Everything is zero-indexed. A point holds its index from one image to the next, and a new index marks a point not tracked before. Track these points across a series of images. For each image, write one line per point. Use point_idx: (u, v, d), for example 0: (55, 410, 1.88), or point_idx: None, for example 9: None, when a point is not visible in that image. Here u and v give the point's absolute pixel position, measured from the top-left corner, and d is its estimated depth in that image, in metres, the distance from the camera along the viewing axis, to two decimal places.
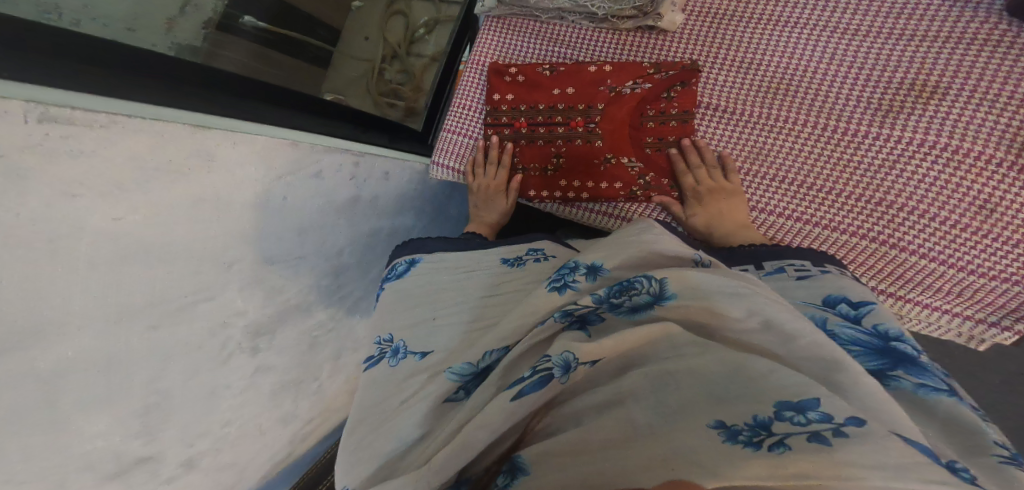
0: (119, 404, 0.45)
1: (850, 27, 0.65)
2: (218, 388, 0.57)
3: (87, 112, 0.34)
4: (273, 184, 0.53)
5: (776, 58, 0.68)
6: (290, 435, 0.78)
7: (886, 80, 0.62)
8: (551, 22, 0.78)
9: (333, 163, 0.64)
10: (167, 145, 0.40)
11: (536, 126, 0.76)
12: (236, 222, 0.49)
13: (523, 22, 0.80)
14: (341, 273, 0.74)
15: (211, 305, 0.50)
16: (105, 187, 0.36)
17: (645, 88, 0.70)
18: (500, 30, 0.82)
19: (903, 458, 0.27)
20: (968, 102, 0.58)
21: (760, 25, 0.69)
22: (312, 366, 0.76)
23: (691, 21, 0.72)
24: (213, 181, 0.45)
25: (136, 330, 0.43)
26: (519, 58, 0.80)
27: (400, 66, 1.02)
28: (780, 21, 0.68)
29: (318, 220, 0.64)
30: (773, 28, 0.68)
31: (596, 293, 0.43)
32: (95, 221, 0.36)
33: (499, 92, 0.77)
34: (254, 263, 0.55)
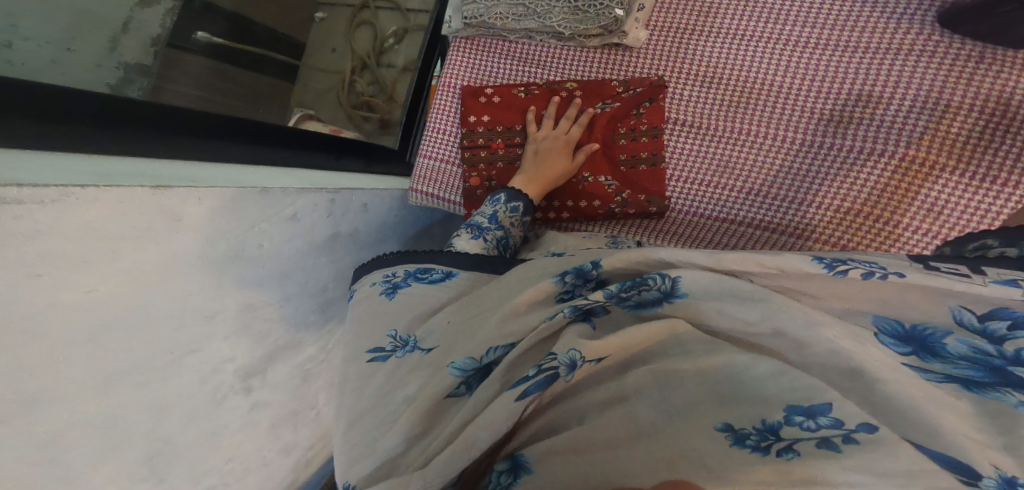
0: (119, 458, 0.47)
1: (801, 38, 0.66)
2: (217, 428, 0.59)
3: (36, 189, 0.33)
4: (248, 233, 0.52)
5: (733, 72, 0.69)
6: (291, 462, 0.82)
7: (836, 90, 0.64)
8: (519, 41, 0.79)
9: (310, 203, 0.62)
10: (131, 209, 0.39)
11: (514, 146, 0.79)
12: (213, 276, 0.49)
13: (492, 42, 0.81)
14: (327, 306, 0.73)
15: (200, 356, 0.51)
16: (71, 264, 0.36)
17: (615, 107, 0.73)
18: (468, 49, 0.82)
19: (913, 465, 0.26)
20: (908, 110, 0.60)
21: (717, 40, 0.70)
22: (309, 397, 0.76)
23: (654, 36, 0.73)
24: (184, 239, 0.44)
25: (126, 389, 0.44)
26: (490, 80, 0.82)
27: (371, 77, 1.04)
28: (739, 33, 0.69)
29: (299, 262, 0.63)
30: (732, 41, 0.69)
31: (608, 289, 0.42)
32: (64, 296, 0.36)
33: (475, 113, 0.79)
34: (238, 311, 0.54)
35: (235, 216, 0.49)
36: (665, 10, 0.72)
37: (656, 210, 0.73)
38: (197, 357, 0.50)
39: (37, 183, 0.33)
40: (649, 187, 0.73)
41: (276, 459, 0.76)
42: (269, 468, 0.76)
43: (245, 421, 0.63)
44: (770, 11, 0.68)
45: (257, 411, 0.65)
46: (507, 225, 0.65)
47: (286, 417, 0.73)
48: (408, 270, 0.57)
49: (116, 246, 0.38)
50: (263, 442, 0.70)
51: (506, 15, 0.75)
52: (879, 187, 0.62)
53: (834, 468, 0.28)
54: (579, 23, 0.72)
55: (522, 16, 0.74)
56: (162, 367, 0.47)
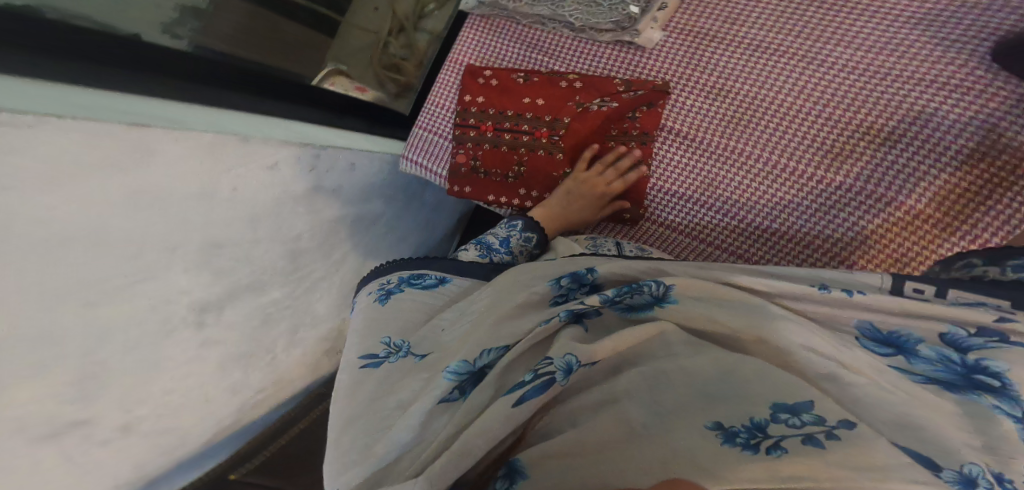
0: (53, 377, 0.47)
1: (824, 60, 0.63)
2: (161, 360, 0.59)
3: (16, 113, 0.34)
4: (222, 176, 0.53)
5: (741, 87, 0.67)
6: (240, 403, 0.79)
7: (846, 121, 0.61)
8: (531, 26, 0.79)
9: (292, 156, 0.63)
10: (106, 142, 0.41)
11: (502, 131, 0.77)
12: (179, 208, 0.50)
13: (505, 24, 0.81)
14: (300, 255, 0.73)
15: (154, 284, 0.52)
16: (44, 184, 0.37)
17: (612, 107, 0.71)
18: (481, 27, 0.82)
19: (884, 461, 0.28)
20: (916, 150, 0.57)
21: (734, 50, 0.68)
22: (265, 341, 0.75)
23: (671, 37, 0.71)
24: (156, 174, 0.46)
25: (73, 308, 0.45)
26: (501, 63, 0.81)
27: (406, 41, 1.02)
28: (758, 47, 0.66)
29: (273, 208, 0.63)
30: (748, 54, 0.67)
31: (603, 293, 0.44)
32: (32, 211, 0.37)
33: (470, 92, 0.79)
34: (203, 246, 0.55)
35: (210, 160, 0.51)
36: (688, 14, 0.70)
37: (628, 216, 0.74)
38: (149, 285, 0.51)
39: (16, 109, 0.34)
40: (628, 193, 0.72)
41: (220, 400, 0.74)
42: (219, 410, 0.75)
43: (193, 355, 0.63)
44: (797, 27, 0.65)
45: (207, 348, 0.64)
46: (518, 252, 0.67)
47: (238, 358, 0.71)
48: (402, 277, 0.60)
49: (90, 173, 0.40)
50: (210, 378, 0.68)
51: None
52: (860, 228, 0.60)
53: (819, 466, 0.29)
54: (592, 15, 0.72)
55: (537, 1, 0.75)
56: (113, 291, 0.48)
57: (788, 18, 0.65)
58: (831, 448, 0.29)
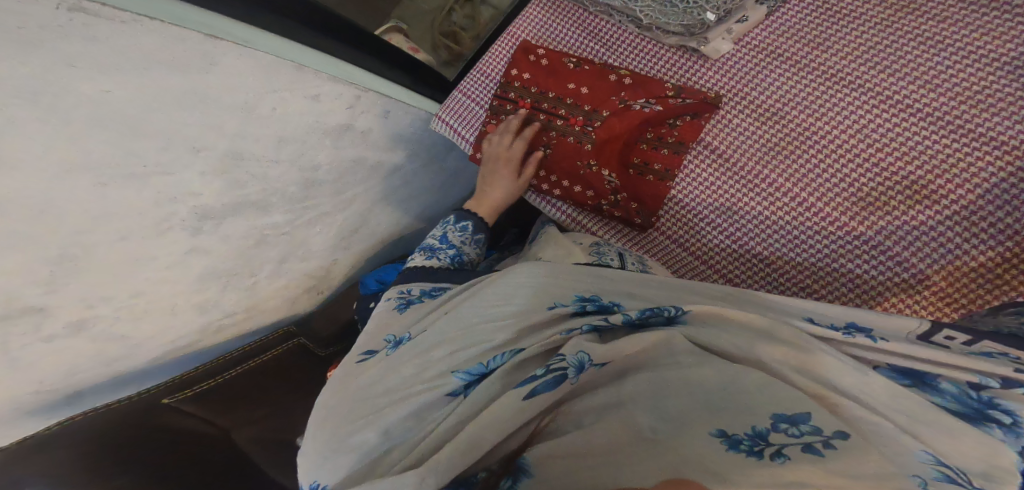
0: (33, 251, 0.48)
1: (897, 102, 0.58)
2: (143, 259, 0.59)
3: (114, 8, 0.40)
4: (266, 95, 0.58)
5: (793, 115, 0.64)
6: (201, 325, 0.77)
7: (893, 172, 0.57)
8: (596, 16, 0.77)
9: (333, 92, 0.67)
10: (177, 43, 0.46)
11: (540, 111, 0.76)
12: (219, 119, 0.53)
13: (572, 9, 0.79)
14: (313, 186, 0.75)
15: (169, 179, 0.53)
16: (97, 65, 0.41)
17: (655, 110, 0.68)
18: (548, 8, 0.80)
19: (878, 467, 0.29)
20: (951, 213, 0.54)
21: (798, 72, 0.64)
22: (252, 261, 0.75)
23: (741, 50, 0.68)
24: (209, 80, 0.50)
25: (85, 183, 0.46)
26: (555, 45, 0.80)
27: (469, 12, 1.01)
28: (828, 76, 0.62)
29: (303, 135, 0.66)
30: (813, 81, 0.63)
31: (627, 313, 0.45)
32: (84, 87, 0.41)
33: (518, 68, 0.78)
34: (226, 155, 0.57)
35: (258, 78, 0.56)
36: (767, 31, 0.67)
37: (638, 222, 0.74)
38: (166, 180, 0.53)
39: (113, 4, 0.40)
40: (645, 199, 0.72)
41: (188, 316, 0.73)
42: (181, 326, 0.74)
43: (177, 261, 0.63)
44: (875, 57, 0.60)
45: (193, 255, 0.65)
46: (458, 243, 0.73)
47: (218, 275, 0.72)
48: (423, 289, 0.64)
49: (151, 66, 0.45)
50: (187, 288, 0.69)
51: None
52: (864, 280, 0.59)
53: (822, 474, 0.29)
54: (662, 14, 0.68)
55: None
56: (128, 175, 0.49)
57: (873, 47, 0.60)
58: (830, 456, 0.30)
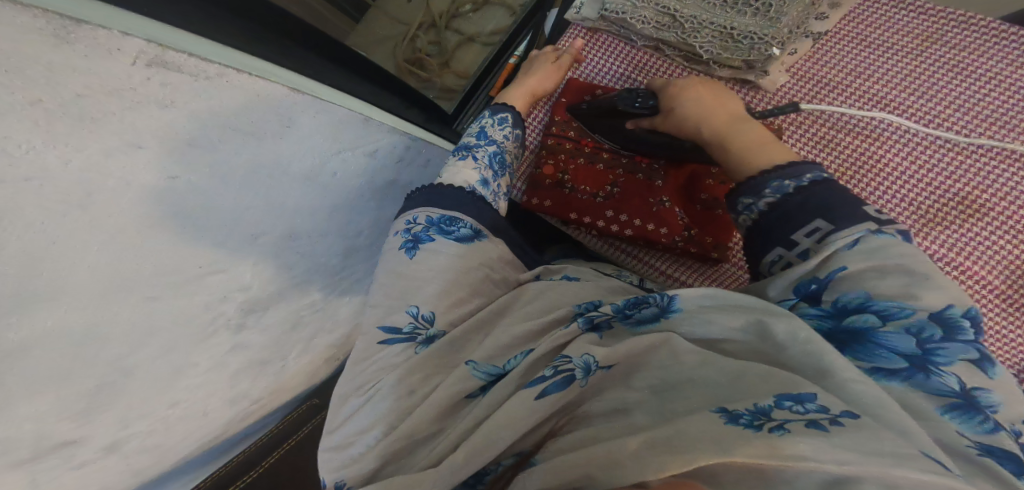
0: (74, 383, 0.46)
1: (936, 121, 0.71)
2: (185, 366, 0.60)
3: (195, 63, 0.38)
4: (331, 159, 0.62)
5: (856, 138, 0.73)
6: (229, 416, 0.78)
7: (946, 188, 0.69)
8: (643, 50, 0.85)
9: (390, 145, 0.74)
10: (261, 103, 0.46)
11: (602, 150, 0.82)
12: (288, 192, 0.58)
13: (615, 42, 0.86)
14: (350, 255, 0.83)
15: (221, 278, 0.56)
16: (171, 145, 0.40)
17: None
18: (590, 41, 0.88)
19: (898, 447, 0.28)
20: (1003, 224, 0.66)
21: (857, 103, 0.75)
22: (284, 345, 0.80)
23: (790, 81, 0.78)
24: (279, 146, 0.52)
25: (139, 301, 0.47)
26: (604, 79, 0.86)
27: (434, 37, 1.06)
28: (875, 102, 0.74)
29: (352, 203, 0.73)
30: (866, 107, 0.74)
31: (613, 302, 0.45)
32: (148, 178, 0.40)
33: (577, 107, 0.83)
34: (279, 238, 0.62)
35: (333, 138, 0.60)
36: (812, 61, 0.78)
37: (715, 255, 0.75)
38: (217, 279, 0.56)
39: (196, 55, 0.38)
40: (716, 231, 0.75)
41: (218, 411, 0.74)
42: (210, 416, 0.73)
43: (217, 361, 0.66)
44: (919, 91, 0.73)
45: (233, 353, 0.68)
46: (500, 139, 0.69)
47: (252, 367, 0.75)
48: (431, 219, 0.56)
49: (224, 135, 0.44)
50: (220, 387, 0.70)
51: (647, 21, 0.81)
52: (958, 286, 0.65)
53: (820, 445, 0.28)
54: (724, 50, 0.77)
55: (666, 26, 0.80)
56: (189, 282, 0.52)
57: (918, 87, 0.73)
58: (836, 432, 0.29)
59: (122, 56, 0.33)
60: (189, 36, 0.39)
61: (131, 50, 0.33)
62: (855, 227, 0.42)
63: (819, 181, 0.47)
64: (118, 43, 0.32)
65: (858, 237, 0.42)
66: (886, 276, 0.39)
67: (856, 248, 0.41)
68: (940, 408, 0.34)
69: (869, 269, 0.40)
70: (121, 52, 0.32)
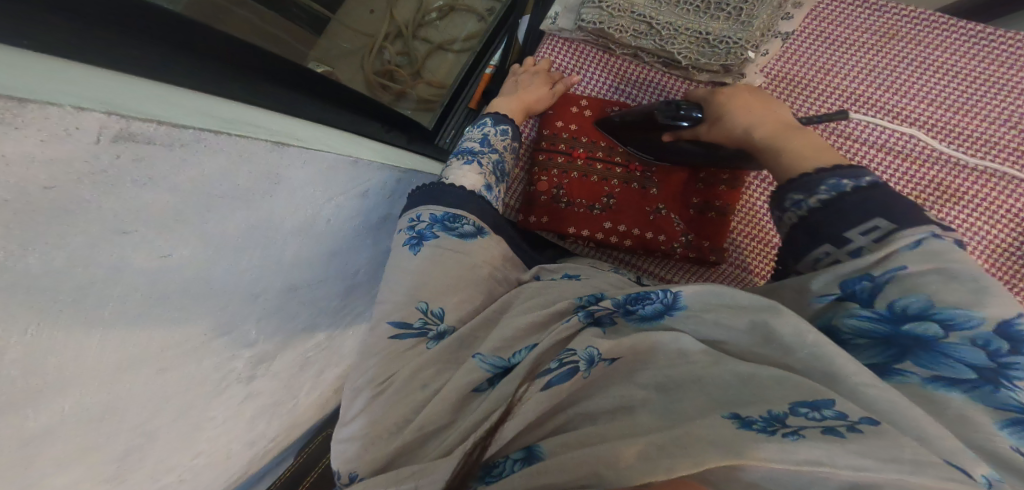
0: (101, 451, 0.45)
1: (906, 114, 0.77)
2: (204, 420, 0.59)
3: (174, 129, 0.34)
4: (324, 206, 0.62)
5: (837, 134, 0.78)
6: (250, 457, 0.77)
7: (922, 178, 0.75)
8: (621, 58, 0.87)
9: (377, 183, 0.73)
10: (246, 161, 0.43)
11: (594, 161, 0.83)
12: (290, 242, 0.58)
13: (592, 51, 0.89)
14: (351, 290, 0.82)
15: (227, 340, 0.56)
16: (158, 224, 0.37)
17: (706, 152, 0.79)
18: (566, 50, 0.90)
19: (917, 455, 0.28)
20: (978, 207, 0.72)
21: (836, 98, 0.80)
22: (295, 385, 0.79)
23: (768, 82, 0.83)
24: (271, 202, 0.51)
25: (149, 372, 0.46)
26: (585, 89, 0.89)
27: (401, 47, 1.15)
28: (852, 97, 0.79)
29: (348, 240, 0.73)
30: (844, 102, 0.79)
31: (614, 297, 0.45)
32: (140, 259, 0.38)
33: (563, 120, 0.85)
34: (279, 289, 0.61)
35: (326, 182, 0.60)
36: (784, 61, 0.83)
37: (715, 258, 0.77)
38: (222, 341, 0.55)
39: (168, 121, 0.34)
40: (710, 233, 0.78)
41: (239, 457, 0.73)
42: (234, 462, 0.73)
43: (233, 410, 0.65)
44: (890, 85, 0.78)
45: (247, 400, 0.67)
46: (500, 148, 0.70)
47: (267, 410, 0.74)
48: (435, 217, 0.56)
49: (212, 201, 0.42)
50: (240, 433, 0.69)
51: (625, 30, 0.83)
52: None
53: (836, 451, 0.28)
54: (701, 55, 0.80)
55: (643, 34, 0.82)
56: (197, 348, 0.51)
57: (888, 82, 0.78)
58: (853, 439, 0.29)
59: (85, 131, 0.28)
60: (167, 96, 0.37)
61: (92, 128, 0.28)
62: (918, 229, 0.42)
63: (874, 185, 0.47)
64: (75, 121, 0.27)
65: (921, 238, 0.41)
66: (951, 282, 0.38)
67: (918, 249, 0.41)
68: (1003, 423, 0.33)
69: (932, 272, 0.39)
70: (81, 131, 0.28)
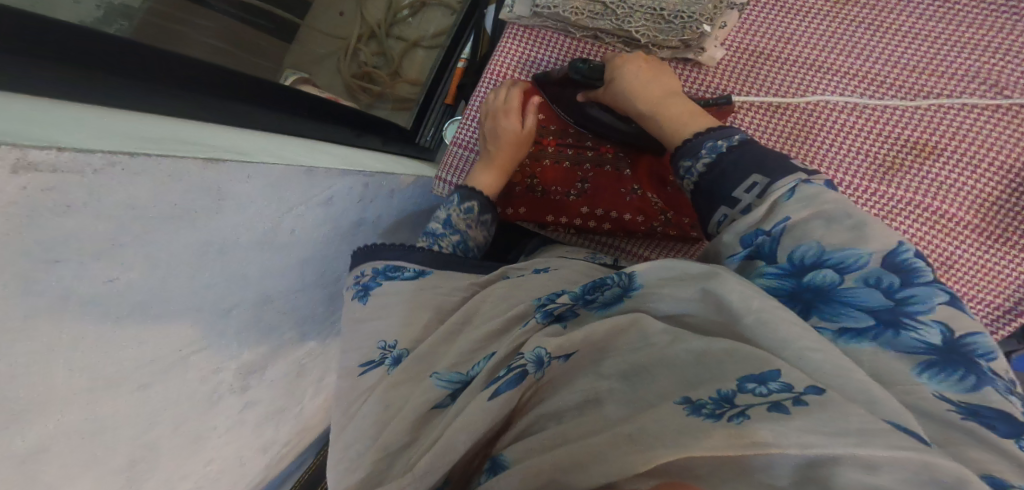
0: (101, 465, 0.48)
1: (871, 75, 0.74)
2: (207, 430, 0.61)
3: (79, 154, 0.32)
4: (283, 217, 0.56)
5: (804, 102, 0.76)
6: (256, 462, 0.80)
7: (894, 137, 0.72)
8: (583, 41, 0.86)
9: (344, 190, 0.67)
10: (178, 183, 0.40)
11: (565, 147, 0.82)
12: (265, 255, 0.56)
13: (553, 36, 0.87)
14: (337, 298, 0.80)
15: (200, 356, 0.53)
16: (88, 245, 0.35)
17: None
18: (525, 39, 0.89)
19: (866, 424, 0.27)
20: (956, 162, 0.69)
21: (799, 68, 0.77)
22: (296, 392, 0.81)
23: (728, 54, 0.81)
24: (222, 218, 0.47)
25: (127, 391, 0.46)
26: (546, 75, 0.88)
27: (376, 48, 1.10)
28: (815, 63, 0.77)
29: (321, 252, 0.68)
30: (806, 69, 0.77)
31: (572, 291, 0.45)
32: (83, 284, 0.36)
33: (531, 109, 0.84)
34: (253, 304, 0.59)
35: (286, 192, 0.55)
36: (743, 32, 0.81)
37: (695, 234, 0.77)
38: (200, 356, 0.53)
39: (71, 148, 0.31)
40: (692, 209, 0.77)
41: (245, 460, 0.76)
42: (243, 466, 0.77)
43: (234, 420, 0.66)
44: (853, 48, 0.75)
45: (247, 410, 0.69)
46: (463, 227, 0.71)
47: (271, 417, 0.77)
48: (377, 269, 0.58)
49: (159, 220, 0.39)
50: (244, 440, 0.72)
51: (581, 11, 0.81)
52: (923, 226, 0.71)
53: (784, 430, 0.27)
54: (659, 32, 0.78)
55: (598, 15, 0.81)
56: (170, 364, 0.49)
57: (850, 45, 0.75)
58: (799, 414, 0.28)
59: None
60: (69, 120, 0.35)
61: None
62: (788, 179, 0.47)
63: (748, 143, 0.53)
64: None
65: (794, 186, 0.46)
66: (832, 224, 0.41)
67: (794, 197, 0.45)
68: (919, 368, 0.34)
69: (813, 216, 0.42)
70: None
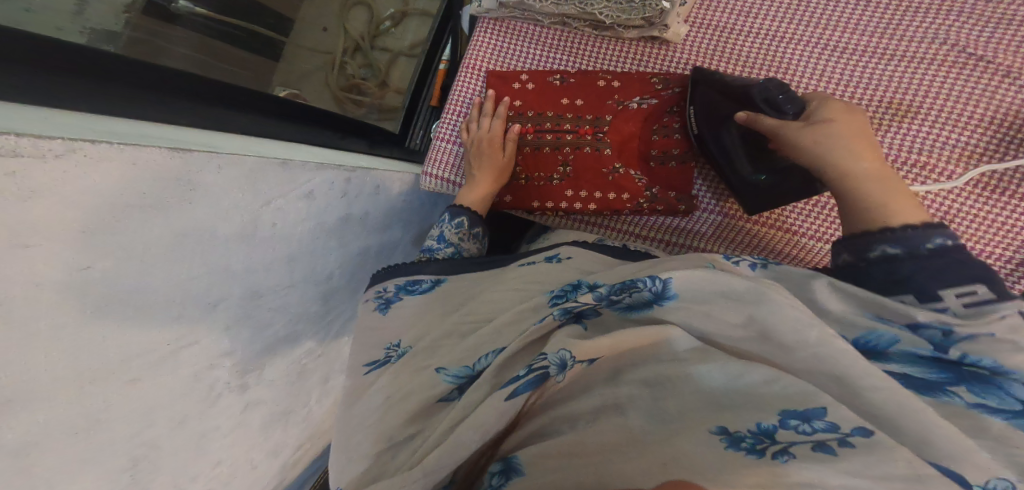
0: (100, 465, 0.47)
1: (841, 43, 0.74)
2: (208, 430, 0.61)
3: (39, 140, 0.32)
4: (262, 209, 0.54)
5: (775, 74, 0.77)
6: (267, 465, 0.80)
7: (869, 99, 0.72)
8: (552, 28, 0.86)
9: (324, 183, 0.66)
10: (146, 172, 0.39)
11: (544, 133, 0.82)
12: (252, 251, 0.56)
13: (524, 27, 0.87)
14: (331, 296, 0.79)
15: (196, 349, 0.53)
16: (63, 236, 0.34)
17: (652, 104, 0.78)
18: (496, 31, 0.89)
19: (906, 470, 0.28)
20: (936, 118, 0.69)
21: (766, 40, 0.78)
22: (300, 394, 0.81)
23: (694, 31, 0.81)
24: (199, 214, 0.46)
25: (118, 386, 0.45)
26: (518, 63, 0.88)
27: (363, 60, 1.10)
28: (784, 37, 0.77)
29: (309, 246, 0.67)
30: (775, 42, 0.78)
31: (597, 290, 0.44)
32: (56, 272, 0.35)
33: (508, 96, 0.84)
34: (242, 300, 0.58)
35: (256, 187, 0.53)
36: (709, 9, 0.81)
37: (683, 208, 0.77)
38: (193, 351, 0.52)
39: (28, 132, 0.31)
40: (677, 185, 0.78)
41: (253, 465, 0.76)
42: (255, 470, 0.77)
43: (237, 421, 0.66)
44: (816, 17, 0.76)
45: (249, 410, 0.68)
46: (456, 241, 0.73)
47: (278, 417, 0.77)
48: (397, 284, 0.60)
49: (128, 211, 0.38)
50: (252, 441, 0.72)
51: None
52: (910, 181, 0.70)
53: (828, 472, 0.28)
54: (623, 12, 0.77)
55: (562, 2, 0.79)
56: (158, 361, 0.48)
57: (816, 14, 0.76)
58: (845, 456, 0.29)
59: None
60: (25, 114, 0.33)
61: None
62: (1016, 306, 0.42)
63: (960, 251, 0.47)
64: None
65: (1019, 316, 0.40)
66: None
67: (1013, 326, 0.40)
68: None
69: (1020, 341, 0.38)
70: None
